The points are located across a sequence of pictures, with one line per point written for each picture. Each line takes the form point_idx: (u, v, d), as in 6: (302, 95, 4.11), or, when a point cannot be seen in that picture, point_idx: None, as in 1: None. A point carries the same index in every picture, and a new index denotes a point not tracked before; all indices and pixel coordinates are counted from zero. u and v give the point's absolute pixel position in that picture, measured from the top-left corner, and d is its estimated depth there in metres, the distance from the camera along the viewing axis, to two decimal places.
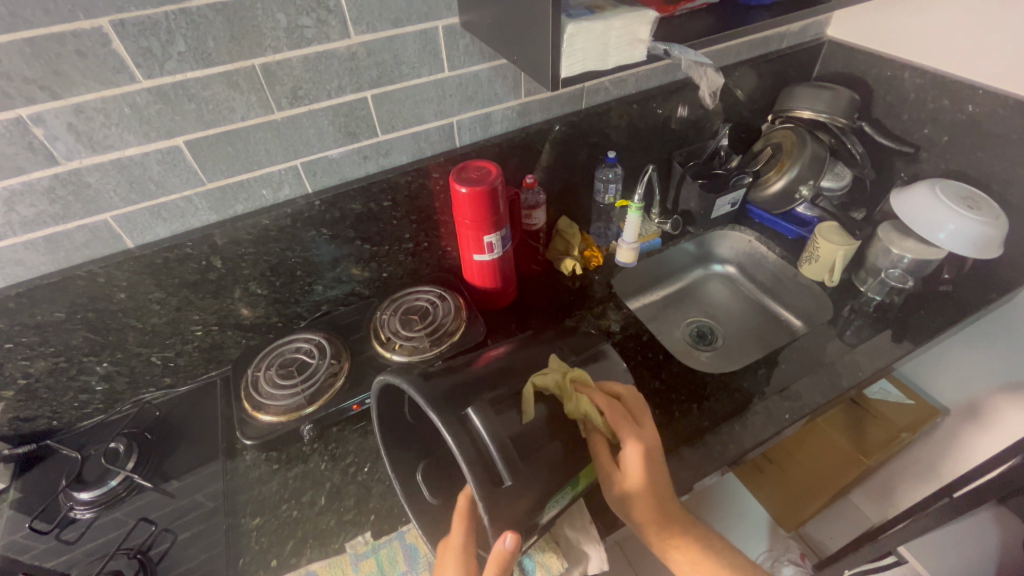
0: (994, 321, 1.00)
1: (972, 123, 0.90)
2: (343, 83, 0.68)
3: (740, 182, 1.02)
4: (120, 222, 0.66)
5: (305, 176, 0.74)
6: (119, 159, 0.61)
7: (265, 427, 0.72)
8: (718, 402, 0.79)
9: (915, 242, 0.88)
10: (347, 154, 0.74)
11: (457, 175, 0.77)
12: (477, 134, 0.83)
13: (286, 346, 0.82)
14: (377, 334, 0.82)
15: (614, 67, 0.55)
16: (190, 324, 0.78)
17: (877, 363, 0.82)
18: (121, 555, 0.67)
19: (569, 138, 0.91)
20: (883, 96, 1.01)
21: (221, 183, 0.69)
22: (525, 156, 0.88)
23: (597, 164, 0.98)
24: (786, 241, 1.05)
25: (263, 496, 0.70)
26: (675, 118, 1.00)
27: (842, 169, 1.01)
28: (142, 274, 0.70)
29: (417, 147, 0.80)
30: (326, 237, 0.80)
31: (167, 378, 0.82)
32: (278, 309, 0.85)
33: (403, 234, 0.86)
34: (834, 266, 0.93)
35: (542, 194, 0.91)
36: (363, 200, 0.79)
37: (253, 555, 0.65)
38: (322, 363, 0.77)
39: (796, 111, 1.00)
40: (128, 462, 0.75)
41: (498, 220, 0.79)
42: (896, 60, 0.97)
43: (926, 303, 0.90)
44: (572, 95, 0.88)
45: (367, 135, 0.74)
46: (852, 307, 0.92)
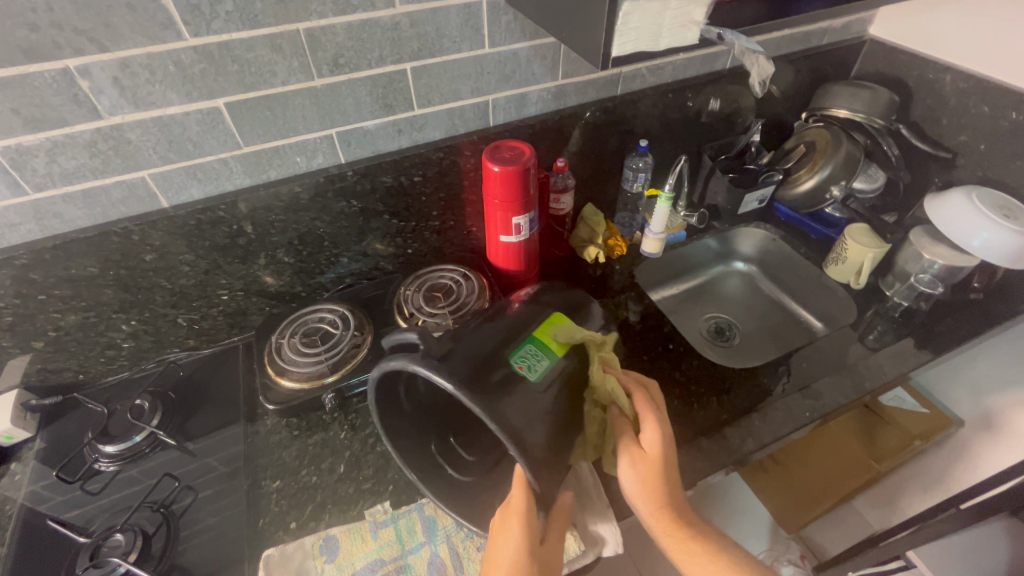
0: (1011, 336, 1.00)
1: (1015, 130, 0.88)
2: (384, 53, 0.67)
3: (770, 179, 1.01)
4: (157, 180, 0.66)
5: (339, 146, 0.74)
6: (160, 118, 0.62)
7: (289, 394, 0.74)
8: (737, 396, 0.79)
9: (947, 249, 0.87)
10: (382, 126, 0.74)
11: (490, 154, 0.77)
12: (512, 114, 0.83)
13: (310, 315, 0.82)
14: (401, 309, 0.82)
15: (665, 49, 0.53)
16: (218, 288, 0.79)
17: (901, 368, 0.82)
18: (144, 508, 0.68)
19: (602, 124, 0.90)
20: (922, 100, 1.00)
21: (257, 148, 0.69)
22: (556, 139, 0.88)
23: (627, 152, 0.98)
24: (811, 241, 1.04)
25: (284, 460, 0.71)
26: (708, 111, 0.99)
27: (876, 172, 1.00)
28: (174, 235, 0.70)
29: (452, 123, 0.79)
30: (355, 210, 0.80)
31: (191, 340, 0.83)
32: (303, 278, 0.85)
33: (430, 211, 0.86)
34: (861, 269, 0.93)
35: (572, 179, 0.90)
36: (394, 173, 0.78)
37: (273, 516, 0.66)
38: (345, 334, 0.78)
39: (833, 110, 0.99)
40: (152, 419, 0.76)
41: (528, 202, 0.79)
42: (940, 63, 0.95)
43: (953, 311, 0.89)
44: (608, 80, 0.87)
45: (403, 108, 0.74)
46: (876, 310, 0.91)
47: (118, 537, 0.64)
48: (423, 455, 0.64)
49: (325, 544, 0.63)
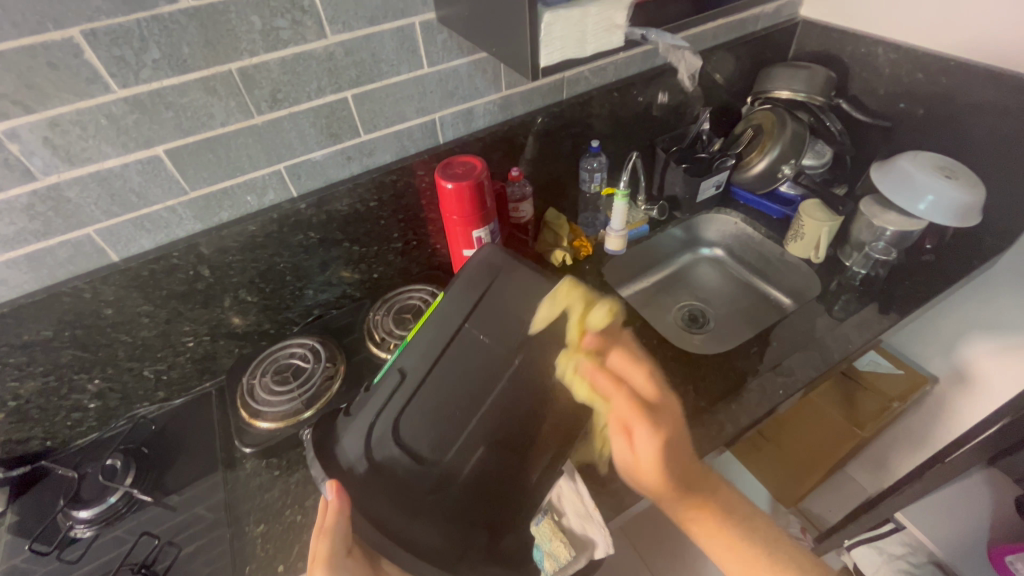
0: (952, 302, 1.06)
1: (947, 95, 0.90)
2: (322, 84, 0.67)
3: (723, 164, 1.03)
4: (103, 235, 0.65)
5: (289, 180, 0.74)
6: (98, 172, 0.61)
7: (265, 434, 0.73)
8: (712, 383, 0.80)
9: (895, 215, 0.88)
10: (330, 155, 0.74)
11: (442, 171, 0.78)
12: (461, 129, 0.83)
13: (280, 352, 0.81)
14: (371, 335, 0.82)
15: (592, 54, 0.54)
16: (182, 335, 0.78)
17: (867, 335, 0.84)
18: (125, 571, 0.66)
19: (552, 130, 0.91)
20: (858, 73, 1.02)
21: (204, 191, 0.68)
22: (508, 149, 0.88)
23: (581, 154, 0.99)
24: (771, 221, 1.07)
25: (266, 503, 0.70)
26: (656, 104, 1.01)
27: (822, 147, 1.03)
28: (129, 287, 0.69)
29: (401, 145, 0.80)
30: (314, 241, 0.80)
31: (160, 391, 0.81)
32: (270, 315, 0.84)
33: (391, 234, 0.86)
34: (819, 242, 0.94)
35: (529, 186, 0.90)
36: (349, 201, 0.78)
37: (258, 562, 0.64)
38: (317, 367, 0.78)
39: (774, 92, 1.02)
40: (126, 478, 0.74)
41: (486, 214, 0.81)
42: (869, 37, 0.98)
43: (911, 274, 0.91)
44: (553, 86, 0.88)
45: (350, 136, 0.74)
46: (839, 282, 0.93)
47: None
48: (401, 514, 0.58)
49: None
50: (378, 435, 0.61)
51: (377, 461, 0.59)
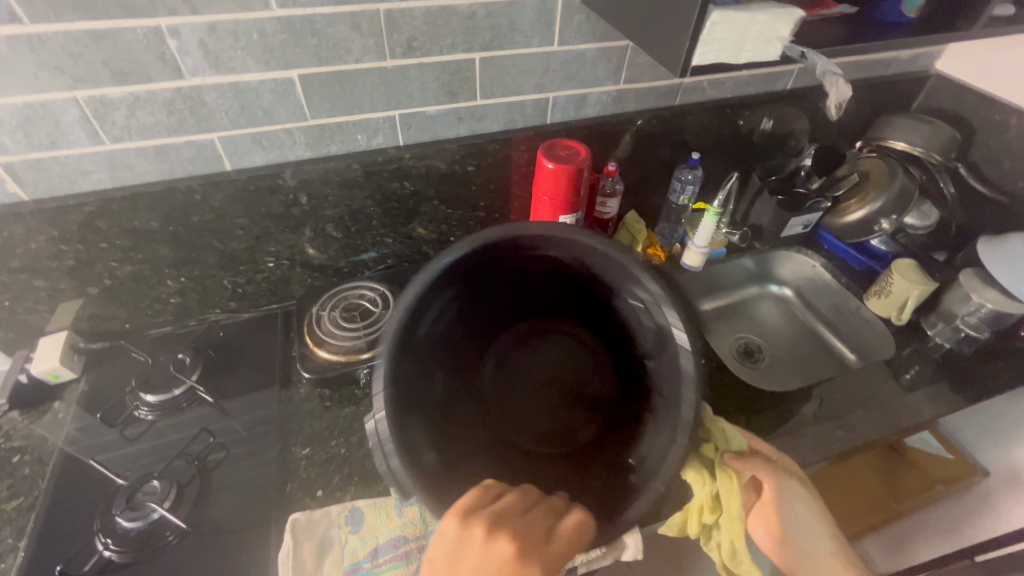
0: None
1: None
2: (457, 41, 0.68)
3: (818, 204, 1.00)
4: (224, 144, 0.68)
5: (400, 128, 0.75)
6: (237, 83, 0.63)
7: (323, 363, 0.75)
8: (766, 419, 0.78)
9: (996, 292, 0.83)
10: (444, 112, 0.76)
11: (546, 150, 0.78)
12: (570, 114, 0.83)
13: (350, 291, 0.84)
14: None
15: (744, 62, 0.53)
16: (266, 254, 0.81)
17: (937, 409, 0.81)
18: (180, 459, 0.69)
19: (657, 133, 0.90)
20: (984, 140, 0.97)
21: (322, 122, 0.70)
22: (610, 143, 0.88)
23: (677, 163, 0.97)
24: (853, 272, 1.03)
25: (315, 429, 0.72)
26: (759, 131, 0.99)
27: (929, 209, 0.96)
28: (233, 197, 0.72)
29: (510, 116, 0.80)
30: (407, 192, 0.81)
31: (233, 302, 0.84)
32: (348, 254, 0.86)
33: (478, 201, 0.87)
34: (904, 305, 0.91)
35: (621, 184, 0.89)
36: (449, 160, 0.80)
37: (301, 481, 0.67)
38: (384, 314, 0.80)
39: (891, 141, 0.98)
40: (192, 374, 0.77)
41: (576, 202, 0.80)
42: (1007, 105, 0.93)
43: (997, 359, 0.87)
44: (668, 90, 0.87)
45: (466, 97, 0.75)
46: (916, 348, 0.90)
47: (154, 483, 0.66)
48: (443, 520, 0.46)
49: (351, 515, 0.63)
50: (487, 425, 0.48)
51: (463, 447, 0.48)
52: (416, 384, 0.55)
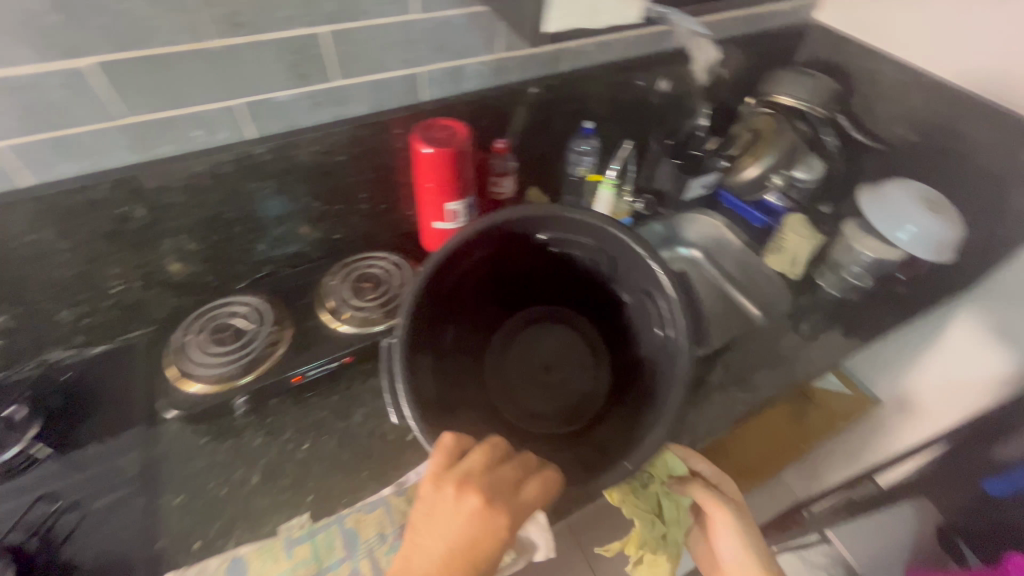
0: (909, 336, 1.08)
1: (945, 125, 0.89)
2: (294, 14, 0.59)
3: (714, 165, 1.00)
4: (13, 155, 0.56)
5: (246, 119, 0.65)
6: (7, 78, 0.51)
7: (192, 398, 0.66)
8: None
9: (876, 241, 0.87)
10: (297, 97, 0.66)
11: (422, 132, 0.71)
12: (448, 89, 0.76)
13: (220, 309, 0.74)
14: (325, 302, 0.77)
15: (603, 27, 0.48)
16: (107, 279, 0.69)
17: (828, 359, 0.84)
18: (19, 531, 0.59)
19: (546, 104, 0.84)
20: (861, 90, 1.00)
21: (143, 119, 0.59)
22: (497, 118, 0.82)
23: (572, 133, 0.92)
24: (752, 229, 1.05)
25: (188, 473, 0.64)
26: (655, 92, 0.95)
27: (815, 161, 0.97)
28: (42, 218, 0.60)
29: (378, 97, 0.72)
30: (271, 191, 0.72)
31: (79, 336, 0.73)
32: (214, 266, 0.76)
33: (358, 193, 0.79)
34: (796, 259, 0.95)
35: (513, 161, 0.84)
36: (313, 151, 0.70)
37: (173, 536, 0.60)
38: (261, 330, 0.71)
39: (778, 95, 0.97)
40: (27, 431, 0.65)
41: (464, 187, 0.75)
42: (879, 54, 0.95)
43: (879, 303, 0.92)
44: (553, 56, 0.81)
45: (321, 78, 0.66)
46: (810, 300, 0.93)
47: None
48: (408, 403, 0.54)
49: (232, 566, 0.57)
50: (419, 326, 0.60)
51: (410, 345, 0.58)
52: (433, 325, 0.65)
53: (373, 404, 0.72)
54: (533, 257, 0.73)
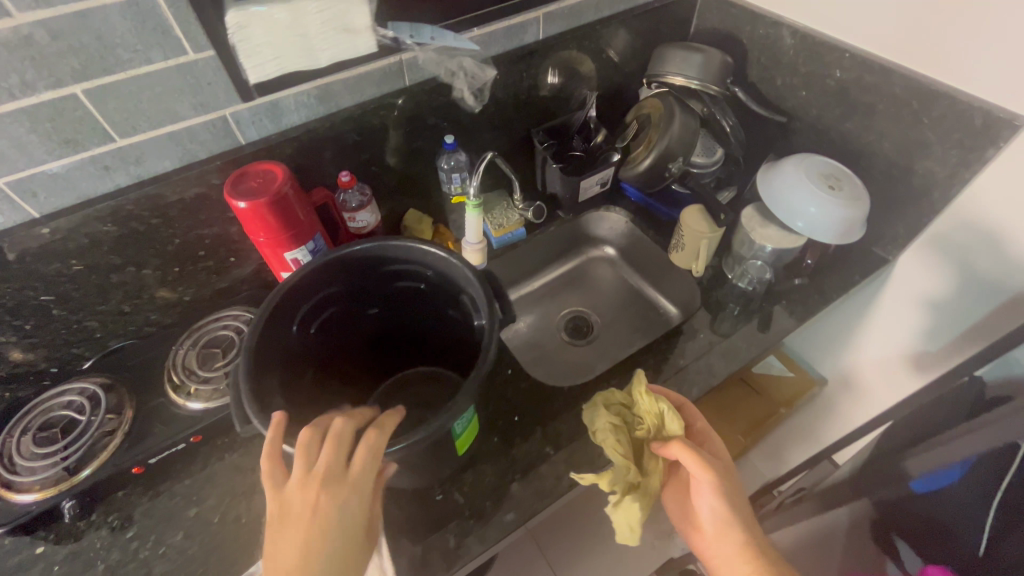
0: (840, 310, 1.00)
1: (841, 90, 0.80)
2: (27, 78, 0.51)
3: (607, 159, 0.92)
4: None
5: (19, 199, 0.58)
6: None
7: (14, 510, 0.60)
8: (563, 422, 0.71)
9: (775, 230, 0.80)
10: (75, 166, 0.58)
11: (233, 185, 0.63)
12: (268, 127, 0.68)
13: (52, 403, 0.68)
14: (170, 377, 0.70)
15: None
16: None
17: (732, 364, 0.78)
18: None
19: (396, 124, 0.76)
20: (757, 58, 0.90)
21: None
22: (339, 148, 0.74)
23: (437, 150, 0.84)
24: (659, 223, 0.98)
25: None
26: (547, 85, 0.89)
27: (712, 143, 0.94)
28: None
29: (182, 149, 0.64)
30: (79, 268, 0.65)
31: None
32: (44, 353, 0.70)
33: (193, 251, 0.72)
34: (699, 254, 0.86)
35: (366, 191, 0.78)
36: (116, 219, 0.63)
37: None
38: (95, 419, 0.66)
39: (667, 77, 0.89)
40: None
41: (299, 233, 0.68)
42: (768, 16, 0.86)
43: (789, 292, 0.85)
44: (389, 70, 0.73)
45: (97, 141, 0.58)
46: (717, 297, 0.86)
47: None
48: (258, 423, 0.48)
49: None
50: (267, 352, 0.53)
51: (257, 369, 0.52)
52: (289, 358, 0.57)
53: (228, 485, 0.66)
54: (383, 297, 0.66)
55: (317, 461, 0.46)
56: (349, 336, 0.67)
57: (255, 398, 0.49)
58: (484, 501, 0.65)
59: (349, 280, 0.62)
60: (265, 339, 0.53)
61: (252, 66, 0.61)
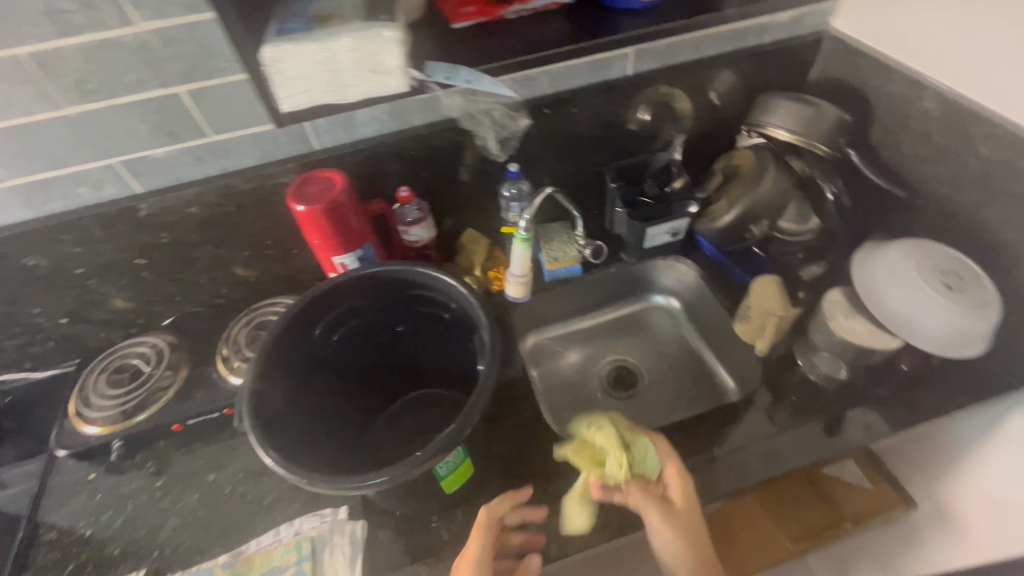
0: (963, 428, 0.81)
1: (983, 171, 0.66)
2: (142, 78, 0.59)
3: (683, 209, 0.83)
4: None
5: (128, 176, 0.67)
6: None
7: (79, 438, 0.69)
8: (566, 482, 0.67)
9: (861, 324, 0.69)
10: (174, 154, 0.66)
11: (297, 188, 0.68)
12: (341, 137, 0.72)
13: (131, 351, 0.79)
14: (222, 349, 0.77)
15: None
16: (34, 317, 0.76)
17: (776, 466, 0.68)
18: None
19: (463, 146, 0.77)
20: (883, 118, 0.78)
21: (26, 180, 0.63)
22: (404, 164, 0.76)
23: (502, 175, 0.84)
24: (730, 285, 0.88)
25: (66, 509, 0.69)
26: (635, 121, 0.84)
27: (809, 212, 0.80)
28: None
29: (263, 149, 0.70)
30: (167, 241, 0.73)
31: (25, 363, 0.81)
32: (135, 307, 0.80)
33: (263, 240, 0.79)
34: (765, 330, 0.76)
35: (424, 208, 0.79)
36: (200, 204, 0.71)
37: (36, 570, 0.64)
38: (154, 374, 0.74)
39: (771, 129, 0.78)
40: None
41: (349, 240, 0.71)
42: (905, 73, 0.73)
43: (866, 398, 0.73)
44: None
45: (192, 136, 0.65)
46: (778, 383, 0.76)
47: None
48: (255, 417, 0.51)
49: None
50: (283, 352, 0.57)
51: (271, 363, 0.56)
52: (305, 362, 0.60)
53: (246, 460, 0.71)
54: (410, 320, 0.67)
55: (309, 478, 0.47)
56: (373, 350, 0.69)
57: (254, 395, 0.52)
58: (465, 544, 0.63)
59: (376, 301, 0.64)
60: (282, 339, 0.57)
61: (285, 95, 0.63)
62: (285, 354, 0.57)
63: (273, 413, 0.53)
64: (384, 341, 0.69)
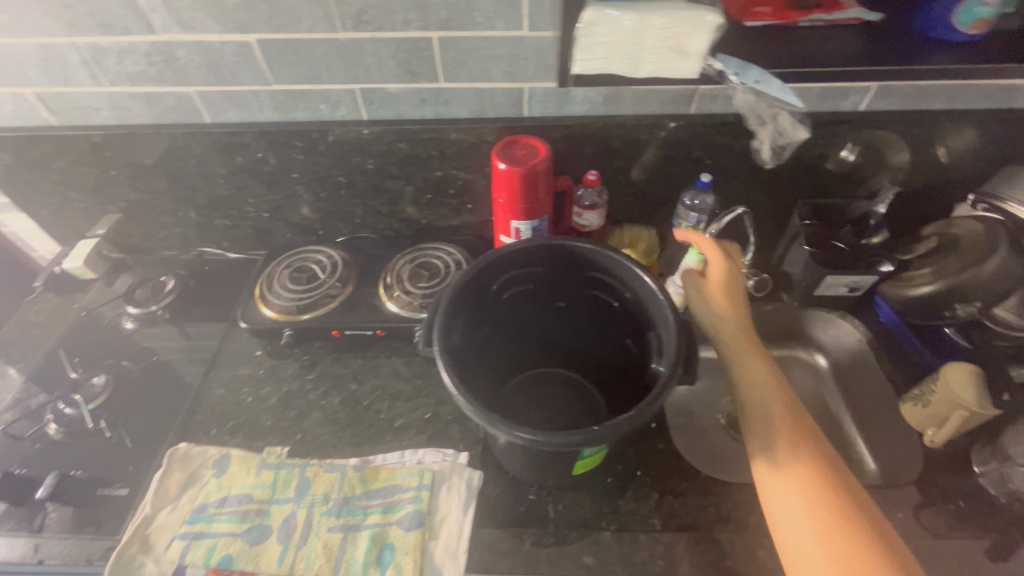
0: None
1: None
2: (409, 17, 0.64)
3: (874, 266, 0.77)
4: (201, 98, 0.74)
5: (362, 103, 0.74)
6: (202, 42, 0.67)
7: (260, 318, 0.79)
8: (683, 506, 0.65)
9: None
10: (405, 92, 0.72)
11: (502, 148, 0.71)
12: (551, 109, 0.74)
13: (309, 255, 0.87)
14: (385, 276, 0.83)
15: None
16: (246, 205, 0.87)
17: (927, 572, 0.60)
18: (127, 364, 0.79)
19: (661, 145, 0.76)
20: None
21: (285, 87, 0.72)
22: (600, 148, 0.77)
23: (688, 183, 0.82)
24: (903, 360, 0.80)
25: (235, 374, 0.78)
26: (837, 161, 0.78)
27: None
28: (209, 147, 0.78)
29: (480, 104, 0.74)
30: (371, 168, 0.81)
31: (225, 242, 0.93)
32: (322, 218, 0.89)
33: (447, 188, 0.83)
34: (945, 421, 0.68)
35: (604, 196, 0.79)
36: (410, 142, 0.77)
37: (205, 416, 0.74)
38: (327, 281, 0.82)
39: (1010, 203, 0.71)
40: (167, 297, 0.86)
41: (531, 208, 0.73)
42: None
43: None
44: (681, 94, 0.73)
45: (427, 78, 0.71)
46: (943, 483, 0.67)
47: (96, 380, 0.76)
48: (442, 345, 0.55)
49: (219, 460, 0.69)
50: (469, 293, 0.60)
51: (460, 300, 0.59)
52: (479, 309, 0.64)
53: (385, 382, 0.77)
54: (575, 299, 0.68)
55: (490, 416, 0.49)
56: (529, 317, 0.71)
57: (444, 326, 0.56)
58: (572, 530, 0.63)
59: (553, 272, 0.66)
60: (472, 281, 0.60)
61: (582, 58, 0.60)
62: (470, 297, 0.61)
63: (454, 345, 0.57)
64: (543, 312, 0.71)
